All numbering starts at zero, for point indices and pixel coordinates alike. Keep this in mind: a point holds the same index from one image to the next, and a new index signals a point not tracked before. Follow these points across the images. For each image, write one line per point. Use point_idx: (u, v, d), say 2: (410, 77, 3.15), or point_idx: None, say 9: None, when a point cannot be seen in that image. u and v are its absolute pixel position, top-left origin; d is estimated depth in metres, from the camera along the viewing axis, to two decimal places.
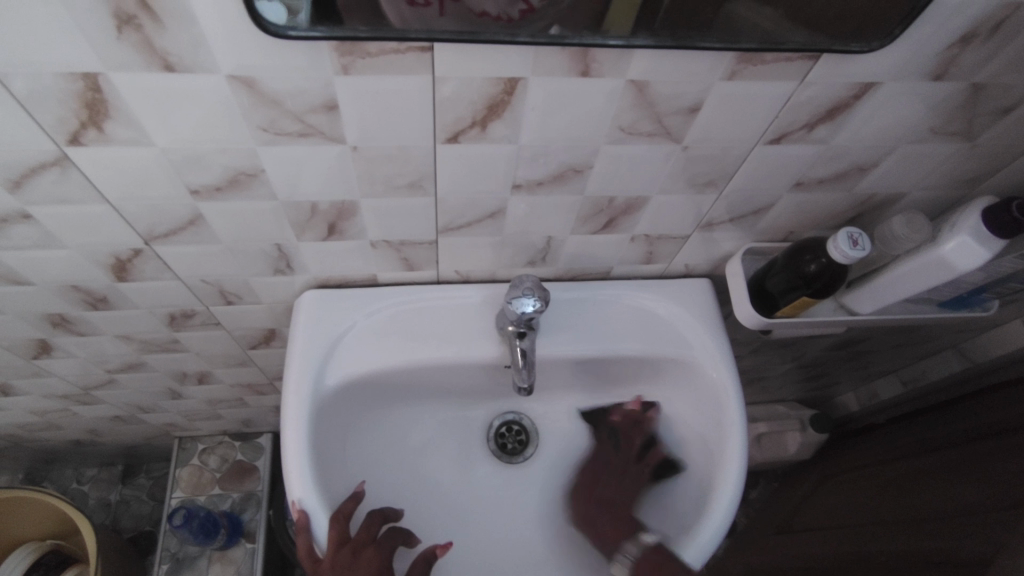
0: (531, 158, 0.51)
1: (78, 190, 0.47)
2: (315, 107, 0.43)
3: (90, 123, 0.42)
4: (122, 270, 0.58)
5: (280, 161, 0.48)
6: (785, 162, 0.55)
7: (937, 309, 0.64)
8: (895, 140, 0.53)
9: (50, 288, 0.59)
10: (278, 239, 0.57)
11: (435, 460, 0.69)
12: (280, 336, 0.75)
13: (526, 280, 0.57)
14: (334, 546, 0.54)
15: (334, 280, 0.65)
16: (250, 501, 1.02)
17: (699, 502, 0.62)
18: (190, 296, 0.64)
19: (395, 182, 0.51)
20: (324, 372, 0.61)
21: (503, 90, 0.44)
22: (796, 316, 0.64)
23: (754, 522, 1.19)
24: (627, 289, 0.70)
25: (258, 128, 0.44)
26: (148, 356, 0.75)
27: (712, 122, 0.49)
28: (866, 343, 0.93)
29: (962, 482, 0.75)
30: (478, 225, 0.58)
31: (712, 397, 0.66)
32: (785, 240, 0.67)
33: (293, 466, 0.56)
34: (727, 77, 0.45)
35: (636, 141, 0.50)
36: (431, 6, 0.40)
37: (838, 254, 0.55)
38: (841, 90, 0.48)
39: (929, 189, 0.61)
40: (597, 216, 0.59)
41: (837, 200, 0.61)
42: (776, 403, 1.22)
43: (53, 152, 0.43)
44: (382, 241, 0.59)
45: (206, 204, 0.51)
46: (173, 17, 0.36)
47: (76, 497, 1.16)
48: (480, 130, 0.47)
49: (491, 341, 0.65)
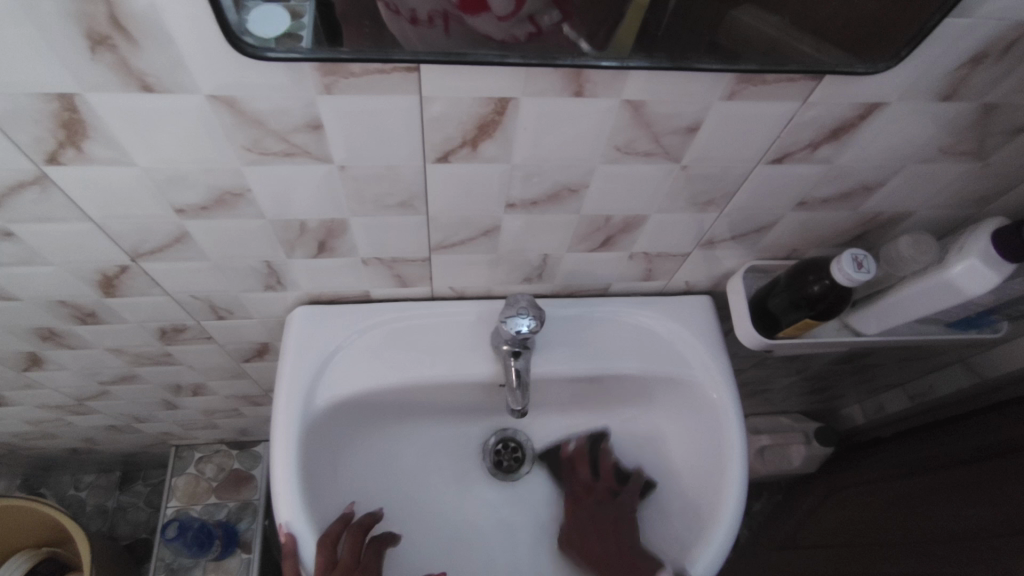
0: (524, 177, 0.49)
1: (60, 208, 0.46)
2: (299, 126, 0.42)
3: (68, 142, 0.41)
4: (109, 286, 0.57)
5: (267, 181, 0.46)
6: (787, 181, 0.53)
7: (945, 330, 0.62)
8: (902, 159, 0.52)
9: (39, 303, 0.58)
10: (267, 256, 0.56)
11: (429, 478, 0.68)
12: (274, 349, 0.74)
13: (521, 300, 0.56)
14: (322, 571, 0.53)
15: (326, 296, 0.64)
16: (247, 510, 1.02)
17: (694, 529, 0.61)
18: (181, 311, 0.63)
19: (385, 202, 0.50)
20: (314, 391, 0.60)
21: (493, 110, 0.42)
22: (799, 337, 0.62)
23: (757, 536, 1.17)
24: (625, 306, 0.68)
25: (242, 147, 0.43)
26: (141, 369, 0.75)
27: (712, 141, 0.48)
28: (871, 357, 0.91)
29: (969, 504, 0.74)
30: (472, 243, 0.57)
31: (711, 418, 0.64)
32: (788, 257, 0.65)
33: (281, 488, 0.55)
34: (726, 97, 0.44)
35: (634, 160, 0.49)
36: (434, 27, 0.39)
37: (842, 276, 0.54)
38: (846, 110, 0.46)
39: (937, 207, 0.59)
40: (595, 234, 0.58)
41: (842, 218, 0.59)
42: (779, 415, 1.20)
43: (32, 171, 0.42)
44: (374, 259, 0.58)
45: (192, 223, 0.50)
46: (149, 38, 0.35)
47: (73, 504, 1.16)
48: (471, 149, 0.46)
49: (486, 359, 0.63)
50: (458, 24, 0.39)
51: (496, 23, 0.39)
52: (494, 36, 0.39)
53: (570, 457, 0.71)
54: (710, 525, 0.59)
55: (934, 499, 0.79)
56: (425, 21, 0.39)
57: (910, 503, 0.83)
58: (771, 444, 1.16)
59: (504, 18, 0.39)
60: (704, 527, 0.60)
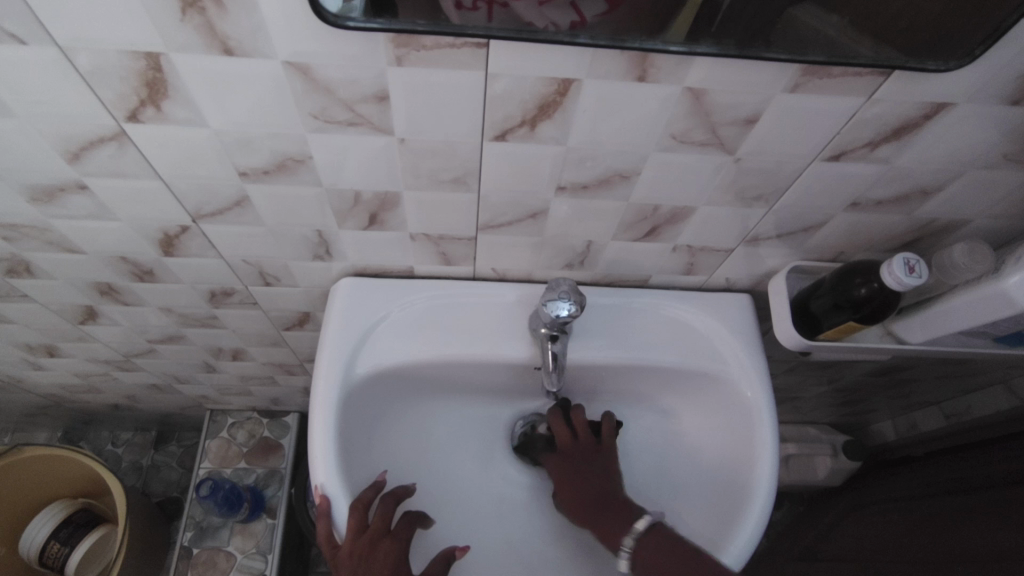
0: (577, 161, 0.50)
1: (132, 164, 0.48)
2: (367, 96, 0.43)
3: (149, 101, 0.43)
4: (169, 245, 0.59)
5: (330, 149, 0.48)
6: (838, 180, 0.53)
7: (995, 345, 0.60)
8: (963, 164, 0.51)
9: (101, 258, 0.61)
10: (319, 226, 0.57)
11: (458, 455, 0.69)
12: (314, 319, 0.75)
13: (562, 284, 0.56)
14: (351, 534, 0.54)
15: (371, 269, 0.66)
16: (273, 478, 1.05)
17: (717, 533, 0.61)
18: (231, 275, 0.65)
19: (439, 177, 0.51)
20: (354, 360, 0.61)
21: (556, 90, 0.43)
22: (841, 341, 0.61)
23: (774, 546, 1.16)
24: (664, 299, 0.68)
25: (309, 114, 0.44)
26: (187, 330, 0.78)
27: (768, 134, 0.47)
28: (910, 371, 0.89)
29: (1003, 525, 0.72)
30: (519, 225, 0.58)
31: (744, 417, 0.64)
32: (834, 260, 0.65)
33: (318, 451, 0.57)
34: (789, 89, 0.43)
35: (688, 149, 0.49)
36: (478, 10, 0.39)
37: (892, 280, 0.53)
38: (911, 109, 0.45)
39: (994, 217, 0.57)
40: (640, 223, 0.58)
41: (894, 223, 0.58)
42: (807, 425, 1.18)
43: (112, 127, 0.45)
44: (421, 234, 0.59)
45: (253, 187, 0.52)
46: (236, 2, 0.36)
47: (110, 458, 1.21)
48: (529, 129, 0.46)
49: (523, 341, 0.64)
50: (503, 9, 0.39)
51: (536, 7, 0.40)
52: (535, 23, 0.39)
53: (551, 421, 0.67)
54: (737, 521, 0.59)
55: (968, 520, 0.77)
56: (469, 6, 0.39)
57: (941, 521, 0.81)
58: (798, 454, 1.14)
59: (545, 2, 0.40)
60: (728, 531, 0.60)
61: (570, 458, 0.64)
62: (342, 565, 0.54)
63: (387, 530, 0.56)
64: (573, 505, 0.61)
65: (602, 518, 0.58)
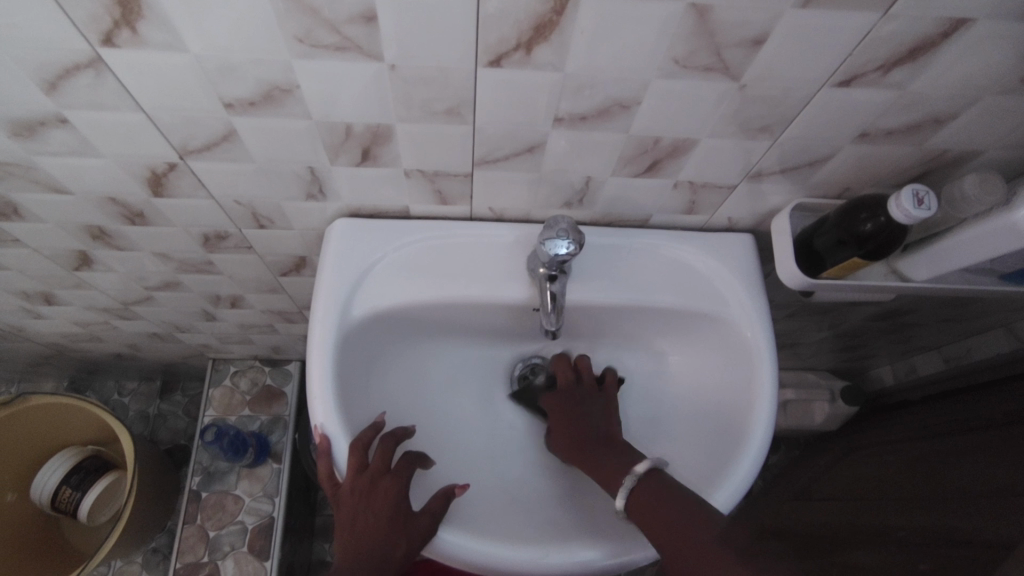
0: (575, 89, 0.48)
1: (113, 95, 0.47)
2: (353, 17, 0.41)
3: (123, 22, 0.40)
4: (157, 184, 0.58)
5: (317, 76, 0.46)
6: (848, 108, 0.51)
7: (1000, 282, 0.60)
8: (980, 89, 0.48)
9: (90, 199, 0.60)
10: (310, 162, 0.56)
11: (456, 398, 0.70)
12: (311, 264, 0.75)
13: (561, 222, 0.54)
14: (353, 472, 0.55)
15: (366, 210, 0.65)
16: (277, 424, 1.07)
17: (712, 470, 0.61)
18: (224, 216, 0.64)
19: (432, 108, 0.49)
20: (350, 302, 0.61)
21: (552, 8, 0.41)
22: (843, 279, 0.60)
23: (770, 488, 1.19)
24: (665, 240, 0.67)
25: (294, 38, 0.42)
26: (183, 276, 0.77)
27: (775, 58, 0.45)
28: (912, 315, 0.88)
29: (996, 463, 0.73)
30: (515, 160, 0.56)
31: (743, 357, 0.64)
32: (840, 196, 0.63)
33: (316, 392, 0.57)
34: (799, 5, 0.41)
35: (691, 75, 0.47)
36: None
37: (900, 213, 0.51)
38: (929, 27, 0.42)
39: (1008, 148, 0.55)
40: (641, 157, 0.56)
41: (904, 154, 0.57)
42: (806, 371, 1.18)
43: (88, 53, 0.43)
44: (415, 171, 0.58)
45: (240, 119, 0.50)
46: None
47: (116, 408, 1.23)
48: (525, 54, 0.44)
49: (520, 283, 0.63)
50: None
51: None
52: None
53: (552, 367, 0.69)
54: (733, 460, 0.59)
55: (961, 459, 0.78)
56: None
57: (934, 462, 0.82)
58: (796, 399, 1.15)
59: None
60: (724, 467, 0.60)
61: (571, 396, 0.65)
62: (344, 504, 0.55)
63: (384, 469, 0.56)
64: (571, 446, 0.61)
65: (604, 456, 0.58)
